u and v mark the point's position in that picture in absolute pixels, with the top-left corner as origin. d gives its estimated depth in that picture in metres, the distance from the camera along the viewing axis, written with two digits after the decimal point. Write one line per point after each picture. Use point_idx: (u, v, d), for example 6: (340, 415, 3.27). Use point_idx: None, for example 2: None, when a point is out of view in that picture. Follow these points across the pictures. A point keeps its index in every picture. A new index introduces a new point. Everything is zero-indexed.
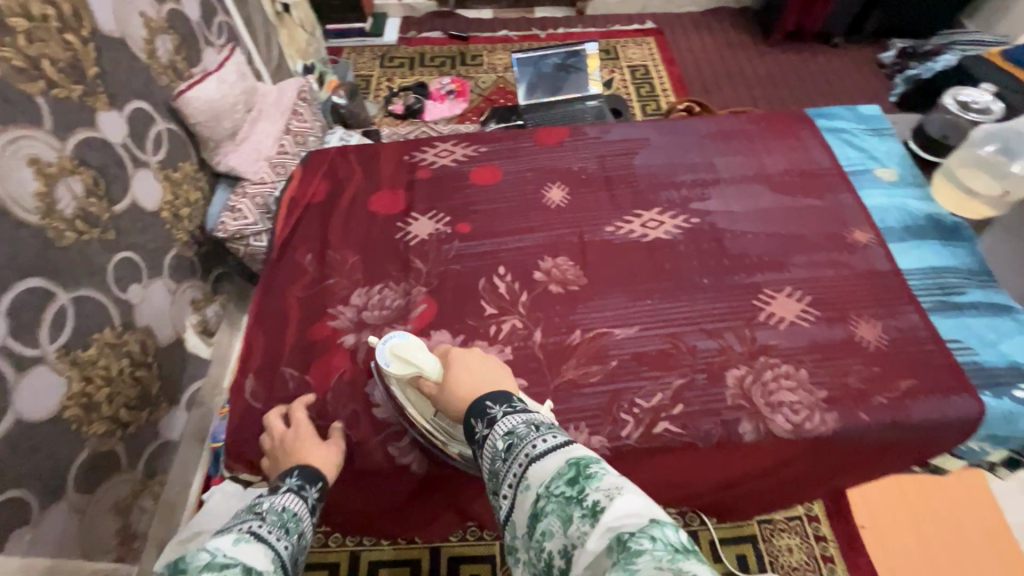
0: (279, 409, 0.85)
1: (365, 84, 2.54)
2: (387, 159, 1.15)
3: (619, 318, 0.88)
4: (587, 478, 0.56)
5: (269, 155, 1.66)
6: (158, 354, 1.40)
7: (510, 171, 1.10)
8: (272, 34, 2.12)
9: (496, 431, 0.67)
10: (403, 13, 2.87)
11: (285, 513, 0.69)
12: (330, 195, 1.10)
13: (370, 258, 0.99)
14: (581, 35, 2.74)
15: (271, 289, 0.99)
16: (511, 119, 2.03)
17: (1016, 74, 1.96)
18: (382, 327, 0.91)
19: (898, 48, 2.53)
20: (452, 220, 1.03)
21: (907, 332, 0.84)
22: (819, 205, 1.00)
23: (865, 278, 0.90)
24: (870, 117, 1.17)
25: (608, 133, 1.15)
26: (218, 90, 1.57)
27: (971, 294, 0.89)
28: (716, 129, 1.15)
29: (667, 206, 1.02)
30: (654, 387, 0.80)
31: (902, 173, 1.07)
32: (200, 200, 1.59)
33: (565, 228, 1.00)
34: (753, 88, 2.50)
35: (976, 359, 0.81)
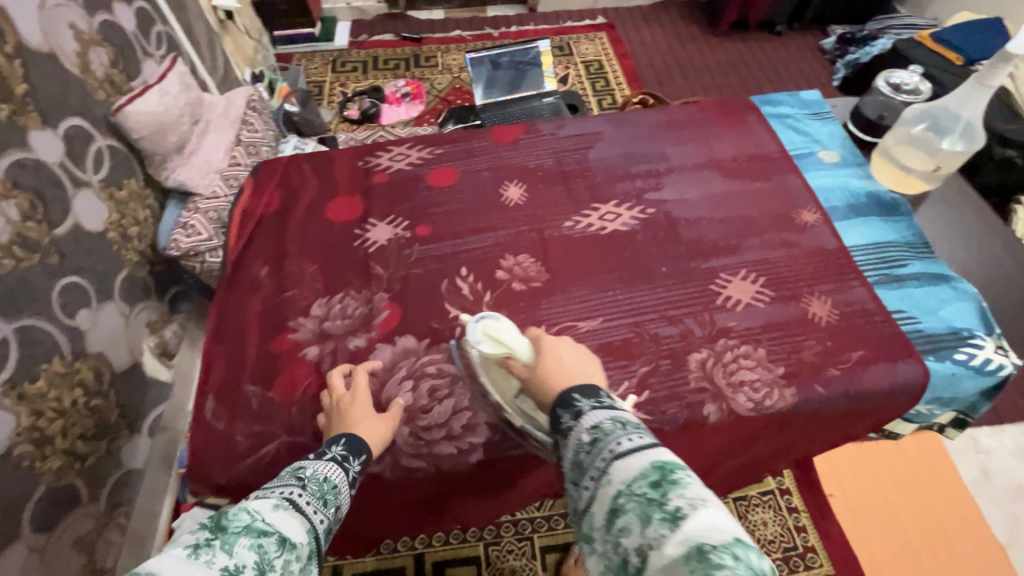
0: (343, 368, 0.85)
1: (318, 90, 2.49)
2: (341, 166, 1.13)
3: (583, 311, 0.89)
4: (672, 483, 0.53)
5: (221, 169, 1.62)
6: (115, 381, 1.34)
7: (466, 171, 1.10)
8: (216, 42, 2.05)
9: (582, 423, 0.65)
10: (353, 16, 2.82)
11: (326, 484, 0.68)
12: (284, 206, 1.08)
13: (329, 268, 0.98)
14: (533, 32, 2.75)
15: (228, 307, 0.96)
16: (469, 119, 2.02)
17: (947, 58, 2.08)
18: (344, 337, 0.90)
19: (839, 34, 2.62)
20: (411, 224, 1.02)
21: (856, 305, 0.87)
22: (768, 187, 1.04)
23: (815, 255, 0.94)
24: (811, 102, 1.22)
25: (563, 128, 1.16)
26: (161, 103, 1.51)
27: (912, 266, 0.94)
28: (667, 119, 1.17)
29: (623, 198, 1.03)
30: (620, 376, 0.82)
31: (844, 154, 1.12)
32: (149, 217, 1.53)
33: (525, 225, 1.00)
34: (704, 77, 2.56)
35: (919, 326, 0.86)
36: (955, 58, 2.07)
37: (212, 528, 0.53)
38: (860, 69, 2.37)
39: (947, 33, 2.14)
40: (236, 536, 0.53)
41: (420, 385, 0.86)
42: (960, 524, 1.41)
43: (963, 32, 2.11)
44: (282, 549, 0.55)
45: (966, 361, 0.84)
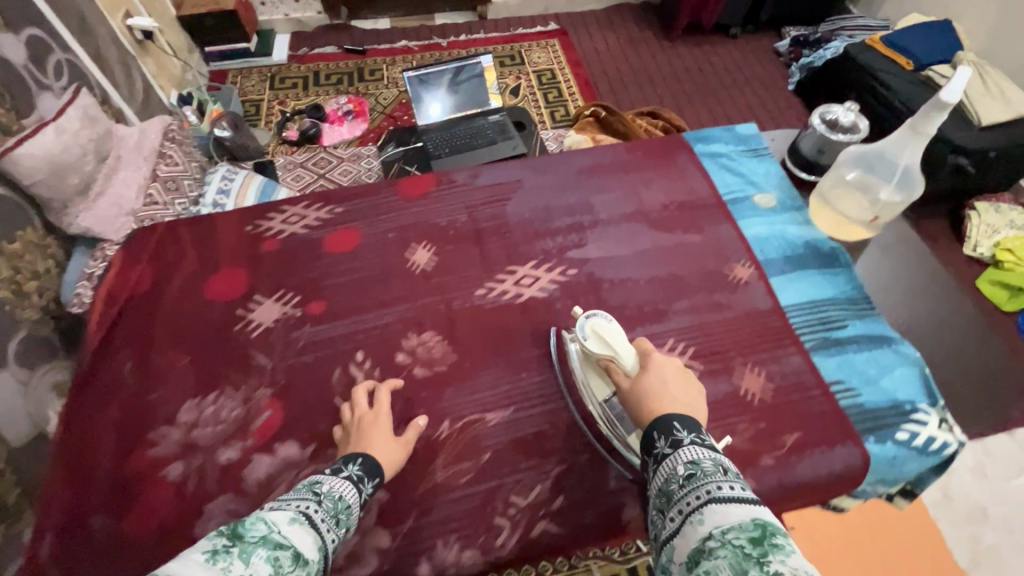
0: (369, 384, 0.85)
1: (254, 110, 2.35)
2: (225, 232, 1.07)
3: (493, 400, 0.87)
4: (773, 545, 0.47)
5: (134, 209, 1.51)
6: (13, 457, 1.18)
7: (370, 234, 1.05)
8: (132, 66, 1.90)
9: (679, 455, 0.62)
10: (292, 28, 2.68)
11: (339, 503, 0.64)
12: (155, 286, 1.01)
13: (202, 359, 0.91)
14: (484, 41, 2.65)
15: (83, 414, 0.89)
16: (410, 141, 1.92)
17: (899, 64, 2.05)
18: (214, 448, 0.83)
19: (793, 36, 2.58)
20: (302, 300, 0.97)
21: (792, 377, 0.84)
22: (699, 240, 1.00)
23: (748, 318, 0.90)
24: (748, 137, 1.19)
25: (479, 177, 1.12)
26: (58, 143, 1.37)
27: (852, 327, 0.92)
28: (593, 163, 1.13)
29: (542, 258, 1.00)
30: (532, 480, 0.81)
31: (781, 198, 1.09)
32: (52, 269, 1.40)
33: (429, 297, 0.96)
34: (658, 84, 2.50)
35: (860, 401, 0.83)
36: (905, 63, 2.05)
37: (229, 535, 0.49)
38: (815, 72, 2.31)
39: (898, 35, 2.10)
40: (252, 547, 0.49)
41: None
42: (927, 556, 1.38)
43: (915, 34, 2.08)
44: (294, 566, 0.51)
45: (908, 441, 0.81)
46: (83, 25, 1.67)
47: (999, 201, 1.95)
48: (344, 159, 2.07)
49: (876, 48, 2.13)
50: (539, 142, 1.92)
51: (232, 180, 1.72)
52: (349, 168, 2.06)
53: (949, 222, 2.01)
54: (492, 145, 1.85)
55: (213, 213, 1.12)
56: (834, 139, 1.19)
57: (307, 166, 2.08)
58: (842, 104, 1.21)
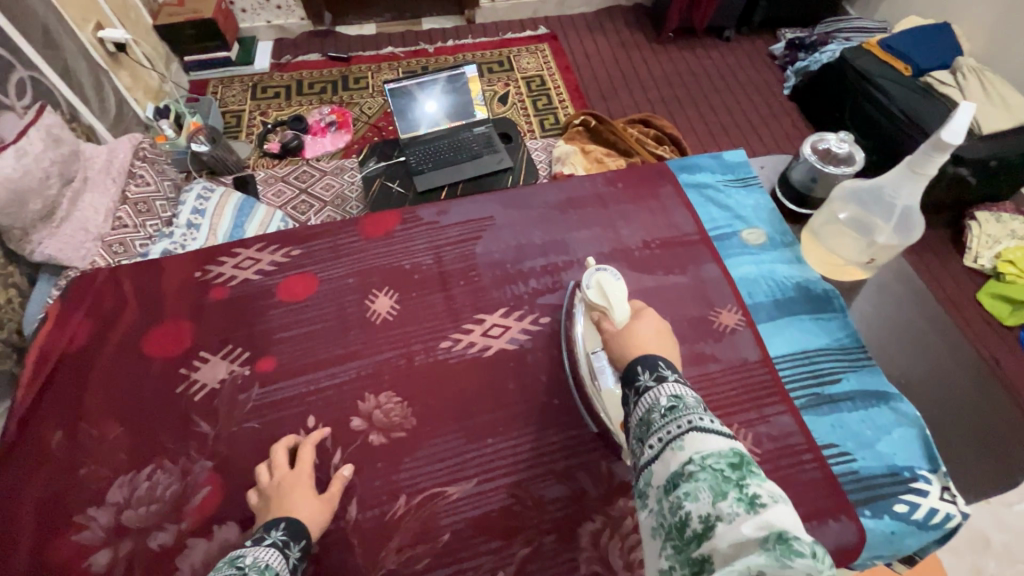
0: (289, 441, 0.81)
1: (234, 121, 2.28)
2: (173, 279, 1.01)
3: (452, 472, 0.80)
4: (751, 471, 0.51)
5: (100, 233, 1.46)
6: None
7: (327, 279, 0.99)
8: (104, 79, 1.83)
9: (660, 388, 0.62)
10: (275, 36, 2.61)
11: (269, 571, 0.59)
12: (94, 340, 0.96)
13: (139, 427, 0.86)
14: (471, 47, 2.58)
15: (6, 492, 0.83)
16: (392, 155, 1.82)
17: (897, 69, 1.98)
18: (148, 529, 0.78)
19: (788, 39, 2.51)
20: (251, 357, 0.91)
21: (780, 442, 0.79)
22: (684, 281, 0.94)
23: (734, 372, 0.85)
24: (735, 165, 1.15)
25: (446, 214, 1.06)
26: (18, 166, 1.30)
27: (846, 382, 0.88)
28: (568, 197, 1.08)
29: (513, 304, 0.95)
30: (494, 565, 0.74)
31: (771, 233, 1.05)
32: (14, 298, 1.35)
33: (388, 351, 0.91)
34: (650, 90, 2.44)
35: (854, 468, 0.78)
36: (903, 68, 1.97)
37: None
38: (812, 75, 2.26)
39: (895, 39, 2.03)
40: None
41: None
42: None
43: (912, 38, 2.02)
44: None
45: (906, 513, 0.76)
46: (48, 39, 1.60)
47: (1001, 210, 1.88)
48: (326, 172, 2.01)
49: (873, 51, 2.06)
50: (525, 155, 1.84)
51: (209, 198, 1.66)
52: (331, 181, 2.00)
53: (949, 233, 1.95)
54: (477, 159, 1.79)
55: (163, 256, 1.06)
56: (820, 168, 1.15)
57: (288, 180, 2.02)
58: (835, 134, 1.17)
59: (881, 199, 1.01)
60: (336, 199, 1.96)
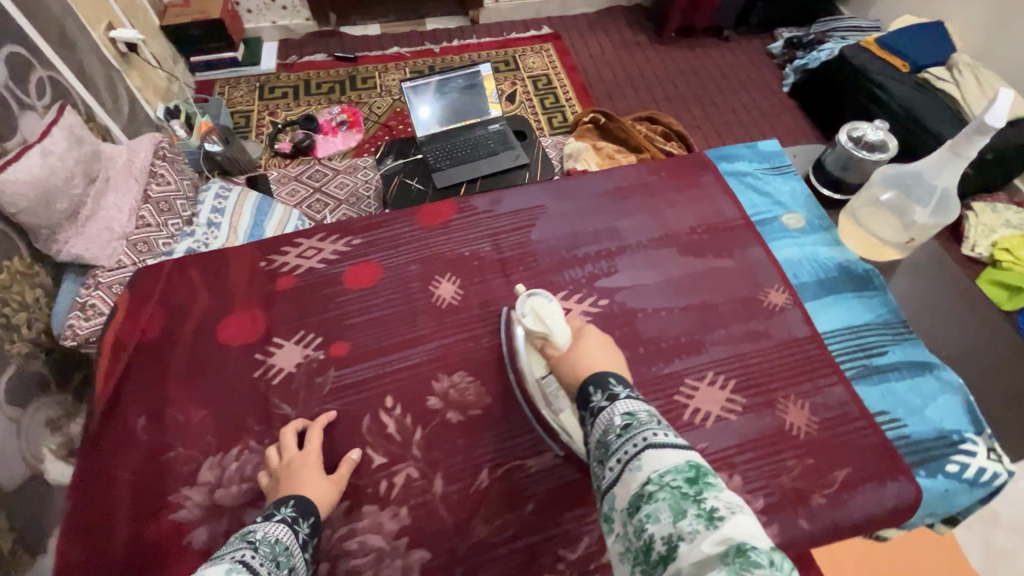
0: (297, 424, 0.84)
1: (244, 122, 2.28)
2: (239, 268, 1.02)
3: (532, 445, 0.85)
4: (707, 483, 0.53)
5: (126, 233, 1.46)
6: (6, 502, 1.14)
7: (390, 267, 1.02)
8: (116, 79, 1.82)
9: (614, 408, 0.63)
10: (280, 36, 2.61)
11: (277, 546, 0.64)
12: (167, 328, 0.96)
13: (223, 411, 0.87)
14: (476, 47, 2.61)
15: (92, 478, 0.83)
16: (410, 152, 1.84)
17: (895, 66, 2.06)
18: (240, 508, 0.80)
19: (786, 38, 2.57)
20: (325, 341, 0.93)
21: (837, 411, 0.84)
22: (730, 265, 0.99)
23: (787, 347, 0.90)
24: (772, 154, 1.20)
25: (499, 204, 1.09)
26: (43, 167, 1.30)
27: (893, 354, 0.92)
28: (615, 185, 1.11)
29: (573, 288, 0.97)
30: (579, 531, 0.79)
31: (809, 218, 1.10)
32: (41, 298, 1.34)
33: (455, 334, 0.94)
34: (654, 89, 2.49)
35: (907, 433, 0.84)
36: (901, 65, 2.06)
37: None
38: (810, 73, 2.33)
39: (891, 37, 2.12)
40: None
41: (338, 567, 0.76)
42: None
43: (907, 37, 2.10)
44: None
45: (959, 473, 0.82)
46: (64, 39, 1.59)
47: (995, 201, 1.97)
48: (340, 170, 2.02)
49: (871, 49, 2.14)
50: (541, 152, 1.87)
51: (226, 198, 1.66)
52: (345, 180, 2.01)
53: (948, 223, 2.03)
54: (492, 156, 1.82)
55: (224, 247, 1.07)
56: (853, 154, 1.19)
57: (301, 179, 2.02)
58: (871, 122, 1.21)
59: (922, 181, 1.07)
60: (351, 198, 1.97)
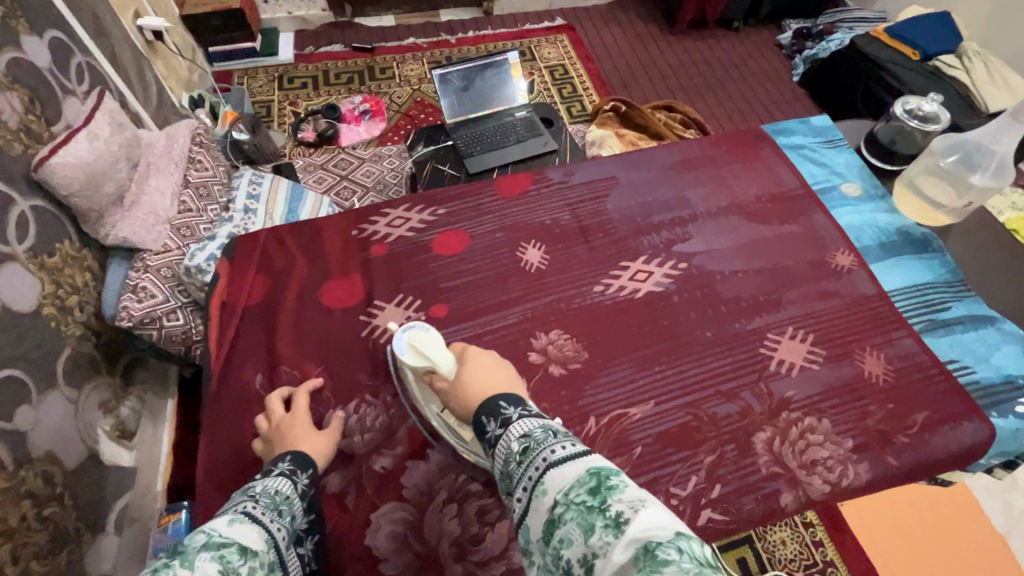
0: (283, 391, 0.85)
1: (265, 111, 2.29)
2: (332, 236, 1.05)
3: (630, 396, 0.86)
4: (609, 488, 0.53)
5: (169, 217, 1.46)
6: (68, 481, 1.16)
7: (476, 234, 1.05)
8: (145, 66, 1.82)
9: (511, 433, 0.65)
10: (296, 27, 2.61)
11: (278, 496, 0.66)
12: (270, 292, 0.98)
13: (336, 368, 0.90)
14: (492, 37, 2.64)
15: (218, 431, 0.85)
16: (439, 139, 1.87)
17: (905, 54, 2.14)
18: (366, 457, 0.83)
19: (794, 29, 2.64)
20: (424, 303, 0.96)
21: (910, 359, 0.90)
22: (796, 230, 1.05)
23: (857, 304, 0.96)
24: (823, 129, 1.26)
25: (573, 175, 1.13)
26: (91, 151, 1.30)
27: (956, 309, 0.99)
28: (680, 158, 1.17)
29: (651, 253, 1.02)
30: (687, 470, 0.80)
31: (865, 187, 1.16)
32: (90, 282, 1.35)
33: (549, 295, 0.96)
34: (668, 78, 2.54)
35: (976, 377, 0.90)
36: (911, 54, 2.13)
37: (166, 554, 0.51)
38: (820, 62, 2.40)
39: (900, 27, 2.19)
40: (194, 553, 0.51)
41: (464, 509, 0.80)
42: None
43: (917, 26, 2.18)
44: (243, 558, 0.54)
45: None
46: (99, 25, 1.59)
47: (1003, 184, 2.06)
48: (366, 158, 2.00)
49: (880, 38, 2.20)
50: (568, 138, 1.91)
51: (260, 184, 1.66)
52: (371, 168, 2.01)
53: None
54: (522, 142, 1.85)
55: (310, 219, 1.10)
56: (904, 125, 1.27)
57: (327, 167, 2.01)
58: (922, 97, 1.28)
59: (982, 148, 1.15)
60: (379, 185, 1.98)
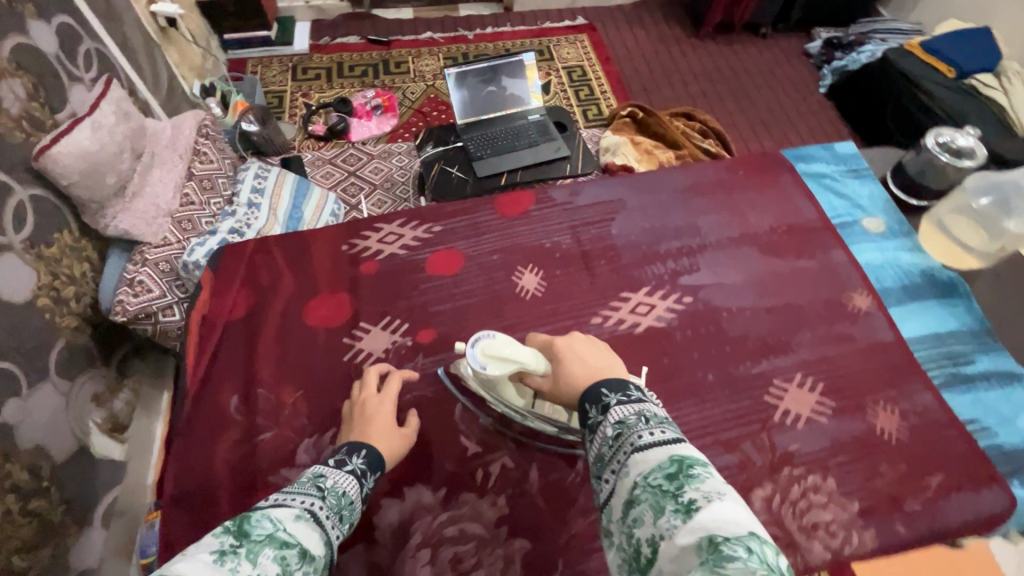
0: (381, 367, 0.87)
1: (277, 102, 2.27)
2: (321, 251, 1.03)
3: None
4: (689, 477, 0.52)
5: (172, 211, 1.44)
6: (57, 474, 1.15)
7: (472, 255, 1.01)
8: (156, 53, 1.80)
9: (608, 418, 0.62)
10: (313, 16, 2.58)
11: (342, 498, 0.65)
12: (253, 308, 0.96)
13: (314, 394, 0.87)
14: (511, 35, 2.58)
15: (189, 453, 0.83)
16: (450, 140, 1.84)
17: (940, 70, 2.05)
18: None
19: (824, 38, 2.55)
20: (411, 328, 0.94)
21: (925, 415, 0.86)
22: (811, 266, 1.00)
23: (873, 352, 0.91)
24: (847, 156, 1.22)
25: (578, 196, 1.09)
26: (95, 140, 1.28)
27: (981, 363, 0.97)
28: (693, 182, 1.12)
29: (655, 284, 0.97)
30: None
31: (888, 222, 1.12)
32: (87, 273, 1.33)
33: (544, 325, 0.92)
34: (690, 84, 2.46)
35: (999, 443, 0.88)
36: (947, 70, 2.04)
37: (235, 534, 0.51)
38: (849, 74, 2.32)
39: (937, 41, 2.10)
40: (258, 547, 0.50)
41: (440, 553, 0.77)
42: None
43: (954, 41, 2.07)
44: (301, 563, 0.53)
45: None
46: (110, 11, 1.57)
47: None
48: (375, 155, 1.98)
49: (914, 52, 2.12)
50: (581, 144, 1.86)
51: (266, 178, 1.64)
52: (380, 165, 1.97)
53: None
54: (534, 147, 1.80)
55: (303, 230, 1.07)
56: (935, 157, 1.20)
57: (336, 162, 1.98)
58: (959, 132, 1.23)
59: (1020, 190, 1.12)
60: (386, 182, 1.93)
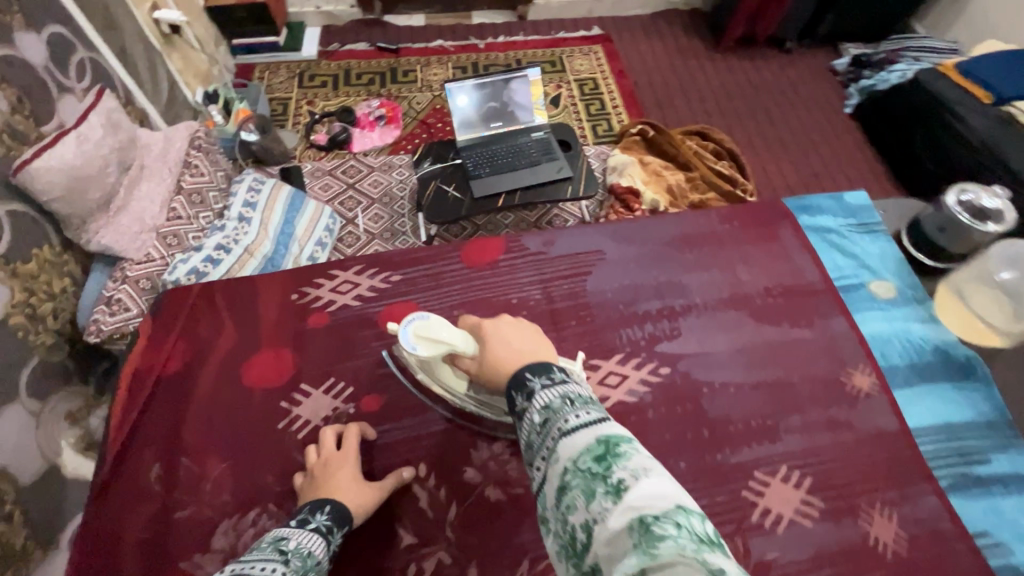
0: (336, 427, 0.86)
1: (281, 109, 2.24)
2: (269, 301, 1.00)
3: None
4: (616, 456, 0.51)
5: (156, 225, 1.41)
6: (22, 497, 1.12)
7: (432, 308, 0.97)
8: (157, 61, 1.78)
9: (533, 403, 0.61)
10: (323, 22, 2.55)
11: (308, 558, 0.65)
12: (187, 363, 0.94)
13: (240, 465, 0.84)
14: (523, 44, 2.51)
15: (104, 524, 0.81)
16: (448, 157, 1.78)
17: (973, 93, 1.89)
18: None
19: (852, 55, 2.42)
20: (355, 394, 0.91)
21: (931, 527, 0.80)
22: (807, 336, 0.95)
23: (869, 443, 0.85)
24: (859, 210, 1.19)
25: (553, 246, 1.04)
26: (79, 153, 1.26)
27: (996, 464, 0.94)
28: (681, 235, 1.06)
29: (629, 350, 0.92)
30: None
31: (900, 287, 1.09)
32: (68, 288, 1.31)
33: None
34: (707, 100, 2.36)
35: (1012, 562, 0.84)
36: (983, 96, 1.87)
37: None
38: (877, 95, 2.19)
39: (976, 64, 1.92)
40: None
41: None
42: None
43: (997, 64, 1.90)
44: None
45: None
46: (109, 20, 1.55)
47: None
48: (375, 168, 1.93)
49: (947, 74, 1.97)
50: (585, 164, 1.77)
51: (259, 191, 1.61)
52: (379, 178, 1.92)
53: None
54: (535, 166, 1.73)
55: (271, 274, 1.04)
56: (958, 216, 1.17)
57: (336, 174, 1.94)
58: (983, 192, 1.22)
59: None
60: (384, 197, 1.88)
